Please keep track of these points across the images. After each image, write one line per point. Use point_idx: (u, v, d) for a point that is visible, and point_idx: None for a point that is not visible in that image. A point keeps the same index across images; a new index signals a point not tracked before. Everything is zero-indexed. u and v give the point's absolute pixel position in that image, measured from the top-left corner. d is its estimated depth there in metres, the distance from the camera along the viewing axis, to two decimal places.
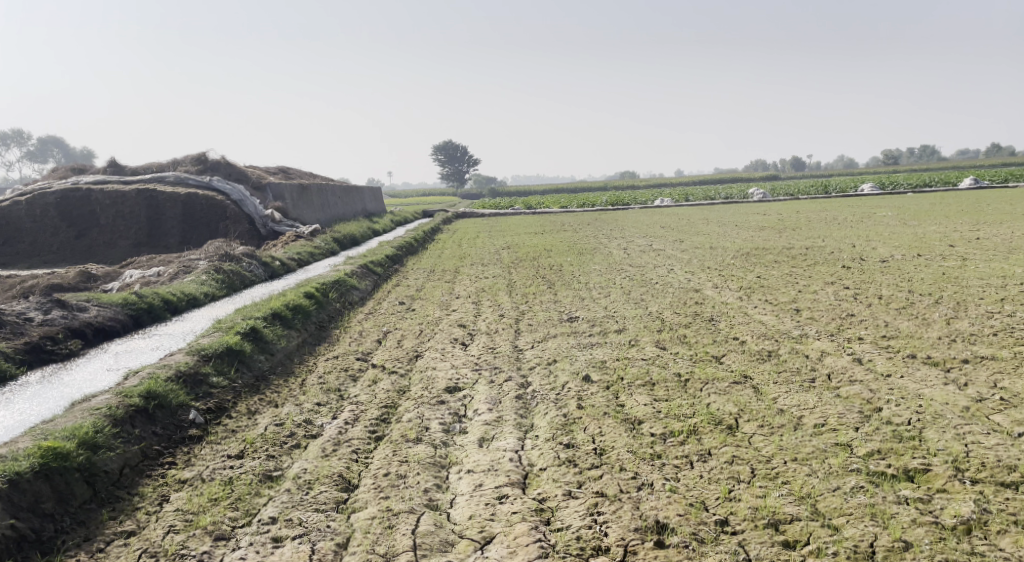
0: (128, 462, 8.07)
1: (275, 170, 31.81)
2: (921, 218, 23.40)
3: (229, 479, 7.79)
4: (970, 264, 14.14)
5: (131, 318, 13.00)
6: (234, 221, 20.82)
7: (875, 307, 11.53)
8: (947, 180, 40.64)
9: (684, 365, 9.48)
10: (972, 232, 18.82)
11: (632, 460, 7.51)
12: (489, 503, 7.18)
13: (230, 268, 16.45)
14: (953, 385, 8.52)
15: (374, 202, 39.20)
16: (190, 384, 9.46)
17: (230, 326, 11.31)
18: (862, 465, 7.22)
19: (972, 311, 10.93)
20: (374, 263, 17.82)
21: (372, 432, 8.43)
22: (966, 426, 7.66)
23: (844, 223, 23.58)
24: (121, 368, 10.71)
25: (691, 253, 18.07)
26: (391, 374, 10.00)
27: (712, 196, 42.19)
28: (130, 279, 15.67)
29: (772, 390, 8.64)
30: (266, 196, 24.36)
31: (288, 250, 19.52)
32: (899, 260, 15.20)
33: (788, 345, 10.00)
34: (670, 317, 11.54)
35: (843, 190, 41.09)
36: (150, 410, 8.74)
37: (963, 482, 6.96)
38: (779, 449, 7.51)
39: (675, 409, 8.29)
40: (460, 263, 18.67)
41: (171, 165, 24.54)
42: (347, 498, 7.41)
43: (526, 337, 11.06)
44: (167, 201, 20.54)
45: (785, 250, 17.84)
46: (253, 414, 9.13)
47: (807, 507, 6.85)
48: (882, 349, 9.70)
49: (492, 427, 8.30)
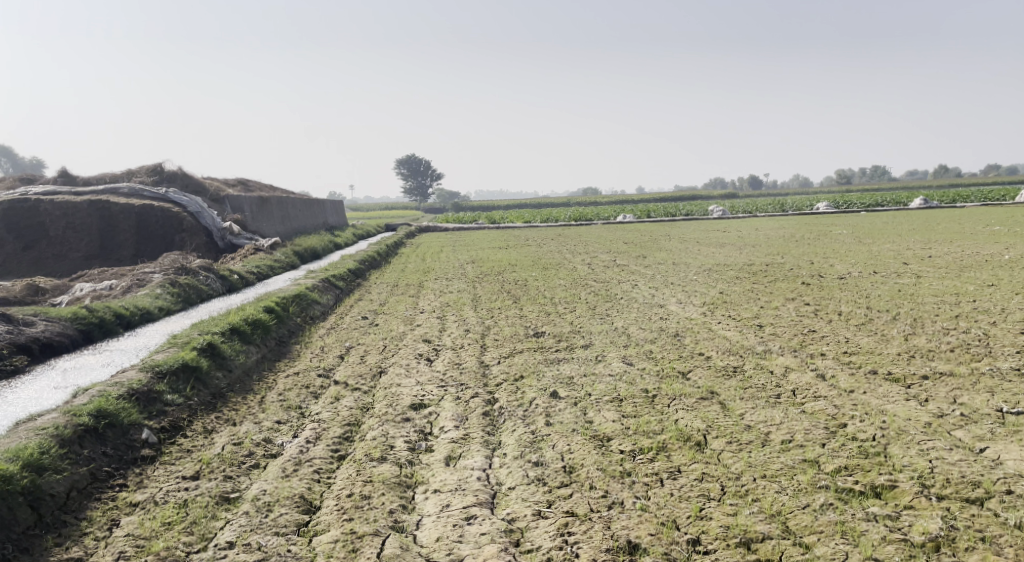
0: (76, 484, 7.74)
1: (233, 182, 31.38)
2: (875, 236, 23.89)
3: (184, 501, 7.51)
4: (925, 282, 14.38)
5: (81, 333, 12.60)
6: (190, 235, 20.43)
7: (835, 324, 11.63)
8: (898, 200, 41.60)
9: (651, 381, 9.42)
10: (925, 250, 19.19)
11: (602, 478, 7.41)
12: (457, 524, 7.02)
13: (186, 282, 16.09)
14: (914, 401, 8.59)
15: (337, 215, 38.84)
16: (143, 402, 9.15)
17: (186, 342, 10.99)
18: (830, 481, 7.22)
19: (929, 327, 11.09)
20: (335, 277, 17.57)
21: (335, 451, 8.22)
22: (930, 441, 7.71)
23: (802, 240, 23.93)
24: (69, 386, 10.35)
25: (654, 269, 18.15)
26: (354, 391, 9.79)
27: (671, 213, 42.69)
28: (80, 293, 15.22)
29: (738, 406, 8.63)
30: (225, 208, 23.93)
31: (247, 264, 19.16)
32: (857, 277, 15.45)
33: (753, 361, 10.03)
34: (636, 332, 11.52)
35: (799, 208, 41.90)
36: (100, 429, 8.42)
37: (930, 498, 6.99)
38: (748, 466, 7.47)
39: (643, 426, 8.22)
40: (423, 277, 18.52)
41: (126, 175, 24.03)
42: (309, 521, 7.19)
43: (492, 352, 10.93)
44: (120, 212, 20.04)
45: (746, 266, 18.03)
46: (210, 433, 8.85)
47: (777, 525, 6.81)
48: (844, 365, 9.76)
49: (459, 445, 8.15)
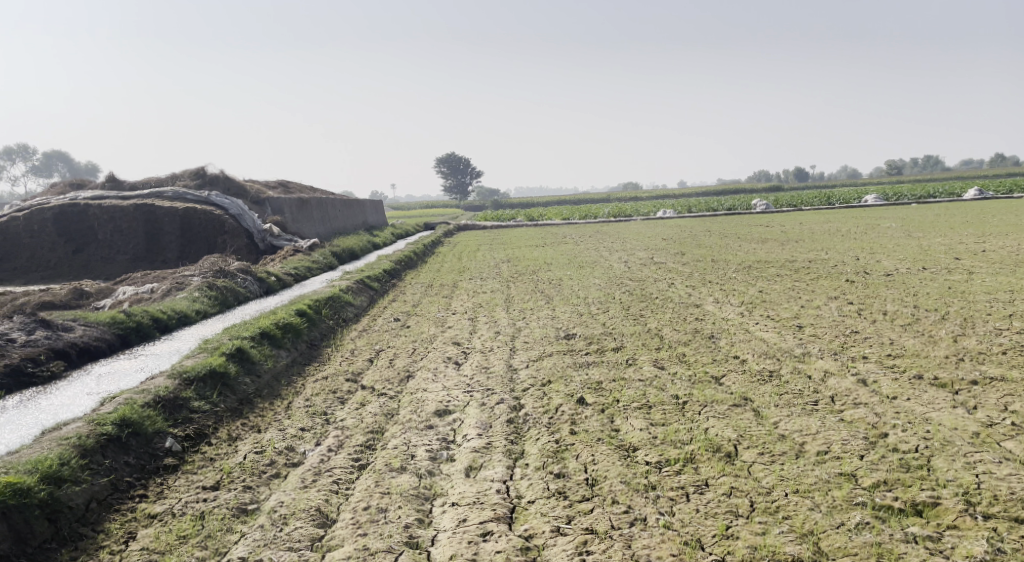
0: (96, 496, 7.74)
1: (274, 183, 31.56)
2: (924, 230, 23.01)
3: (201, 513, 7.46)
4: (976, 279, 13.73)
5: (118, 337, 12.66)
6: (232, 236, 20.38)
7: (879, 324, 11.16)
8: (952, 191, 40.17)
9: (682, 386, 9.10)
10: (978, 244, 18.44)
11: (625, 492, 7.14)
12: (472, 541, 6.82)
13: (223, 284, 16.11)
14: (961, 408, 8.14)
15: (377, 215, 38.97)
16: (169, 409, 9.11)
17: (216, 346, 10.94)
18: (868, 498, 6.84)
19: (979, 327, 10.56)
20: (370, 278, 17.47)
21: (355, 460, 8.07)
22: (977, 454, 7.27)
23: (848, 234, 23.25)
24: (101, 392, 10.35)
25: (692, 266, 17.75)
26: (380, 396, 9.64)
27: (715, 207, 41.92)
28: (121, 297, 15.32)
29: (773, 413, 8.27)
30: (265, 211, 24.00)
31: (284, 266, 19.16)
32: (904, 273, 14.86)
33: (790, 365, 9.64)
34: (669, 334, 11.20)
35: (846, 201, 40.74)
36: (123, 438, 8.40)
37: (975, 517, 6.60)
38: (780, 480, 7.12)
39: (672, 434, 7.92)
40: (457, 277, 18.34)
41: (170, 179, 24.29)
42: (323, 535, 7.07)
43: (521, 355, 10.72)
44: (164, 215, 20.13)
45: (788, 262, 17.54)
46: (234, 441, 8.78)
47: (808, 546, 6.48)
48: (887, 369, 9.31)
49: (481, 455, 7.93)
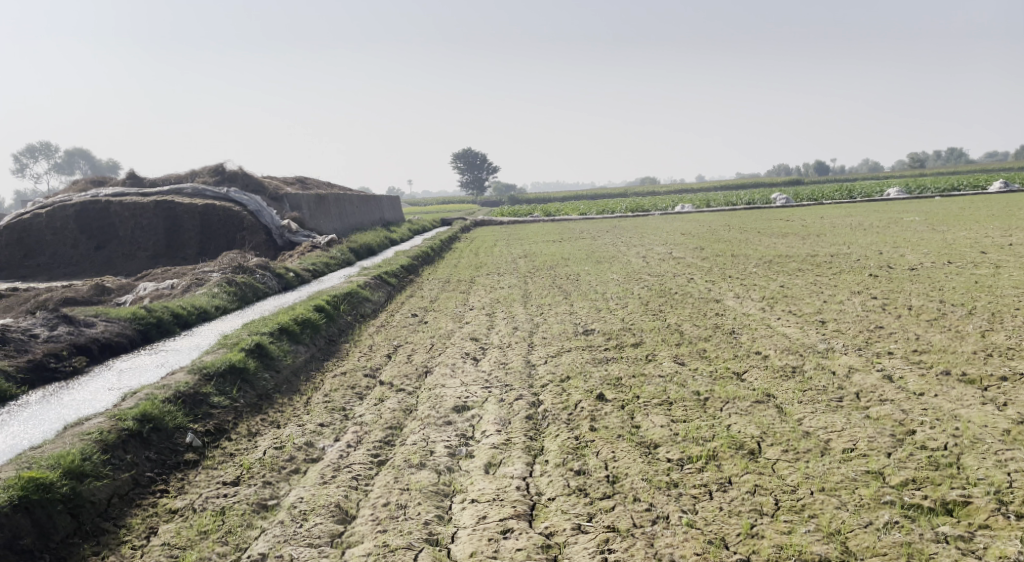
0: (117, 491, 7.74)
1: (292, 180, 31.62)
2: (948, 223, 22.69)
3: (221, 509, 7.44)
4: (1003, 273, 13.49)
5: (139, 332, 12.69)
6: (251, 232, 20.40)
7: (904, 319, 10.97)
8: (977, 184, 39.63)
9: (703, 383, 8.97)
10: (1003, 238, 18.16)
11: (647, 490, 7.04)
12: (493, 539, 6.75)
13: (243, 280, 16.13)
14: (991, 405, 7.96)
15: (394, 211, 38.97)
16: (189, 404, 9.09)
17: (236, 342, 10.93)
18: (896, 496, 6.70)
19: (1007, 322, 10.35)
20: (388, 274, 17.44)
21: (374, 455, 8.02)
22: (1008, 451, 7.11)
23: (871, 228, 22.97)
24: (122, 388, 10.37)
25: (711, 261, 17.59)
26: (398, 392, 9.58)
27: (734, 201, 41.61)
28: (143, 293, 15.37)
29: (796, 409, 8.14)
30: (284, 207, 24.04)
31: (303, 261, 19.17)
32: (929, 268, 14.62)
33: (814, 361, 9.48)
34: (689, 329, 11.08)
35: (868, 195, 40.26)
36: (144, 434, 8.40)
37: (1008, 516, 6.45)
38: (805, 478, 6.99)
39: (694, 431, 7.80)
40: (475, 273, 18.27)
41: (190, 176, 24.39)
42: (343, 532, 7.03)
43: (540, 350, 10.62)
44: (184, 212, 20.20)
45: (809, 257, 17.32)
46: (254, 436, 8.76)
47: (836, 546, 6.35)
48: (913, 365, 9.14)
49: (500, 451, 7.85)
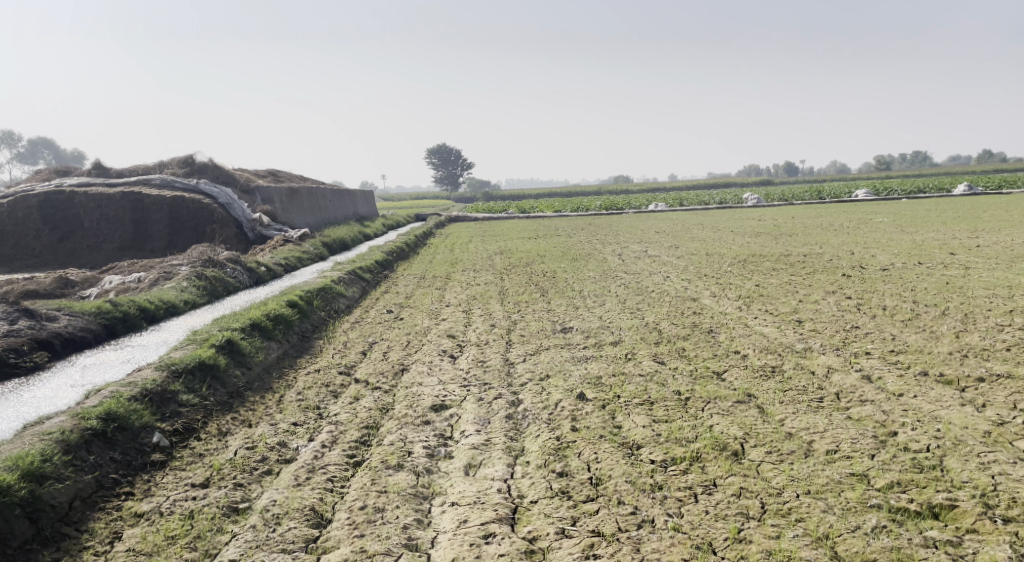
0: (80, 494, 7.46)
1: (264, 173, 31.16)
2: (917, 225, 22.95)
3: (190, 513, 7.19)
4: (974, 274, 13.60)
5: (104, 327, 12.32)
6: (221, 225, 20.01)
7: (880, 319, 10.97)
8: (942, 186, 40.18)
9: (684, 382, 8.87)
10: (971, 239, 18.35)
11: (631, 493, 6.92)
12: (474, 544, 6.58)
13: (212, 274, 15.77)
14: (970, 406, 7.95)
15: (367, 205, 38.60)
16: (156, 403, 8.80)
17: (205, 338, 10.62)
18: (882, 500, 6.65)
19: (981, 323, 10.38)
20: (362, 269, 17.18)
21: (350, 456, 7.81)
22: (991, 454, 7.09)
23: (842, 228, 23.11)
24: (86, 385, 10.04)
25: (686, 259, 17.56)
26: (374, 390, 9.37)
27: (705, 201, 41.73)
28: (108, 286, 14.95)
29: (778, 410, 8.06)
30: (255, 199, 23.64)
31: (275, 255, 18.82)
32: (900, 268, 14.69)
33: (793, 360, 9.43)
34: (668, 327, 10.99)
35: (838, 196, 40.63)
36: (109, 434, 8.11)
37: (995, 521, 6.42)
38: (790, 480, 6.91)
39: (676, 432, 7.69)
40: (450, 269, 18.04)
41: (158, 168, 23.87)
42: (318, 536, 6.83)
43: (518, 348, 10.45)
44: (152, 204, 19.76)
45: (783, 256, 17.35)
46: (224, 436, 8.50)
47: (825, 551, 6.28)
48: (891, 365, 9.12)
49: (480, 452, 7.68)
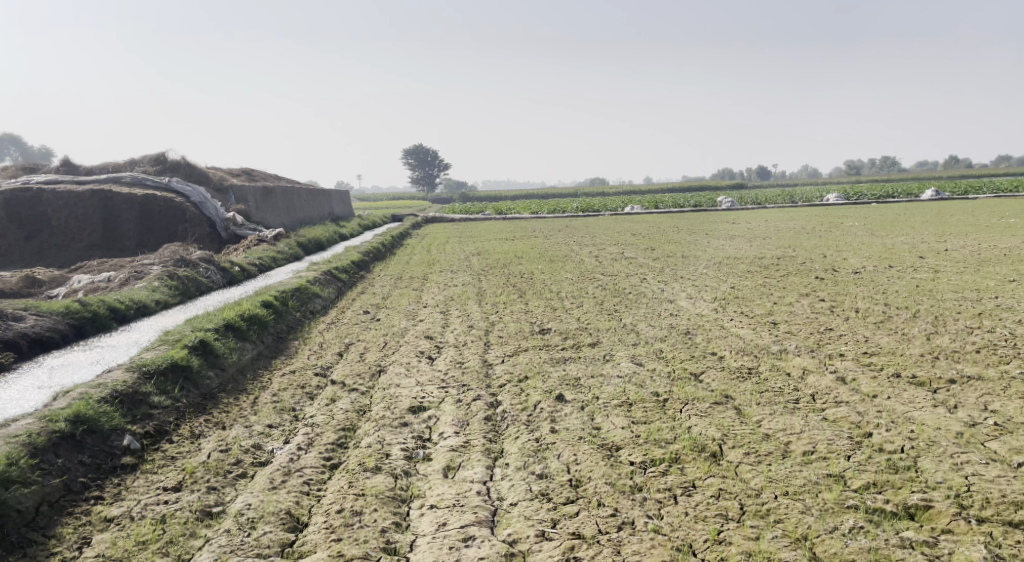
0: (47, 498, 7.31)
1: (238, 171, 30.85)
2: (887, 228, 23.25)
3: (162, 517, 7.08)
4: (943, 277, 13.79)
5: (73, 328, 12.11)
6: (193, 225, 19.79)
7: (853, 321, 11.08)
8: (910, 191, 40.78)
9: (662, 384, 8.89)
10: (939, 243, 18.62)
11: (610, 495, 6.92)
12: (454, 547, 6.54)
13: (184, 274, 15.57)
14: (942, 408, 8.04)
15: (343, 205, 38.36)
16: (127, 405, 8.65)
17: (178, 338, 10.47)
18: (859, 501, 6.71)
19: (951, 326, 10.52)
20: (338, 269, 17.06)
21: (327, 459, 7.73)
22: (964, 454, 7.17)
23: (814, 232, 23.35)
24: (54, 386, 9.86)
25: (662, 262, 17.63)
26: (350, 391, 9.29)
27: (680, 204, 41.99)
28: (77, 285, 14.70)
29: (755, 412, 8.10)
30: (228, 198, 23.40)
31: (249, 255, 18.62)
32: (872, 271, 14.86)
33: (769, 362, 9.49)
34: (645, 329, 11.02)
35: (809, 200, 41.06)
36: (78, 436, 7.96)
37: (969, 521, 6.50)
38: (768, 481, 6.95)
39: (655, 433, 7.70)
40: (426, 270, 17.96)
41: (129, 165, 23.53)
42: (295, 541, 6.75)
43: (496, 350, 10.41)
44: (122, 202, 19.47)
45: (758, 259, 17.48)
46: (197, 438, 8.38)
47: (803, 552, 6.32)
48: (865, 367, 9.20)
49: (458, 454, 7.64)
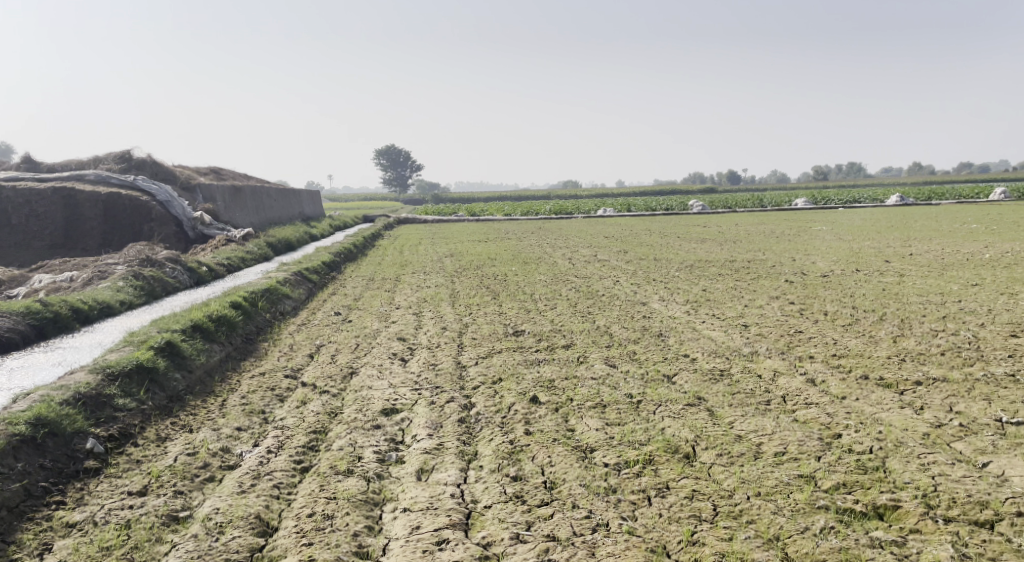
0: (6, 504, 7.11)
1: (206, 170, 30.44)
2: (854, 233, 23.54)
3: (127, 522, 6.92)
4: (909, 281, 13.98)
5: (34, 329, 11.83)
6: (159, 224, 19.49)
7: (822, 324, 11.18)
8: (876, 197, 41.36)
9: (635, 385, 8.89)
10: (905, 248, 18.88)
11: (585, 496, 6.89)
12: (427, 551, 6.47)
13: (151, 274, 15.31)
14: (910, 409, 8.13)
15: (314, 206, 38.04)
16: (91, 407, 8.46)
17: (143, 339, 10.28)
18: (830, 501, 6.75)
19: (917, 328, 10.66)
20: (308, 270, 16.89)
21: (298, 462, 7.62)
22: (931, 455, 7.25)
23: (784, 236, 23.59)
24: (13, 388, 9.61)
25: (634, 264, 17.68)
26: (321, 393, 9.17)
27: (652, 207, 42.22)
28: (38, 285, 14.37)
29: (727, 413, 8.12)
30: (196, 197, 23.08)
31: (217, 255, 18.37)
32: (840, 275, 15.03)
33: (741, 364, 9.53)
34: (618, 331, 11.03)
35: (778, 204, 41.51)
36: (39, 440, 7.76)
37: (937, 521, 6.56)
38: (741, 483, 6.97)
39: (629, 435, 7.69)
40: (398, 271, 17.85)
41: (93, 163, 23.10)
42: (264, 545, 6.64)
43: (469, 352, 10.35)
44: (86, 201, 19.11)
45: (728, 262, 17.58)
46: (163, 441, 8.22)
47: (776, 552, 6.33)
48: (834, 369, 9.28)
49: (431, 456, 7.57)
